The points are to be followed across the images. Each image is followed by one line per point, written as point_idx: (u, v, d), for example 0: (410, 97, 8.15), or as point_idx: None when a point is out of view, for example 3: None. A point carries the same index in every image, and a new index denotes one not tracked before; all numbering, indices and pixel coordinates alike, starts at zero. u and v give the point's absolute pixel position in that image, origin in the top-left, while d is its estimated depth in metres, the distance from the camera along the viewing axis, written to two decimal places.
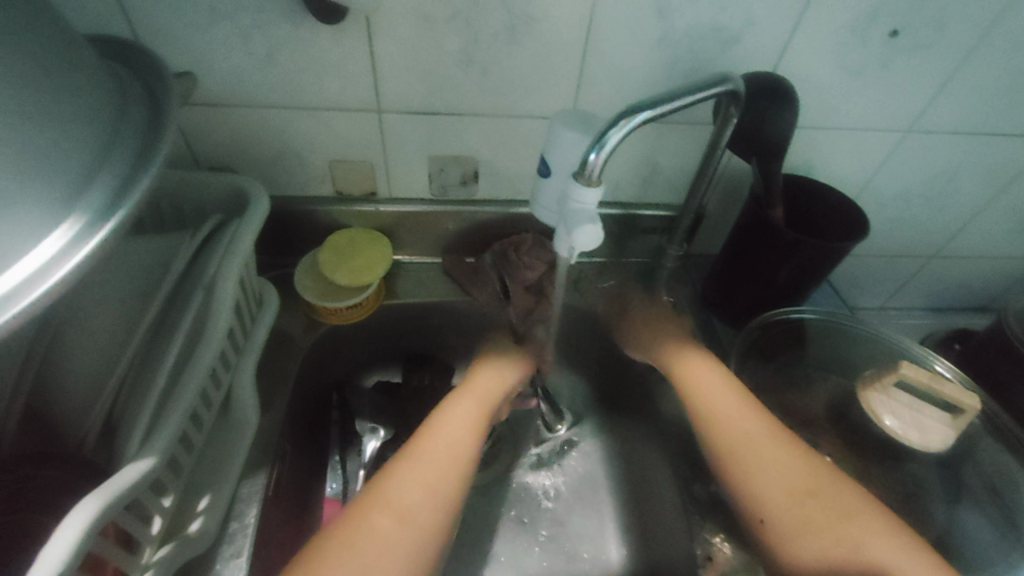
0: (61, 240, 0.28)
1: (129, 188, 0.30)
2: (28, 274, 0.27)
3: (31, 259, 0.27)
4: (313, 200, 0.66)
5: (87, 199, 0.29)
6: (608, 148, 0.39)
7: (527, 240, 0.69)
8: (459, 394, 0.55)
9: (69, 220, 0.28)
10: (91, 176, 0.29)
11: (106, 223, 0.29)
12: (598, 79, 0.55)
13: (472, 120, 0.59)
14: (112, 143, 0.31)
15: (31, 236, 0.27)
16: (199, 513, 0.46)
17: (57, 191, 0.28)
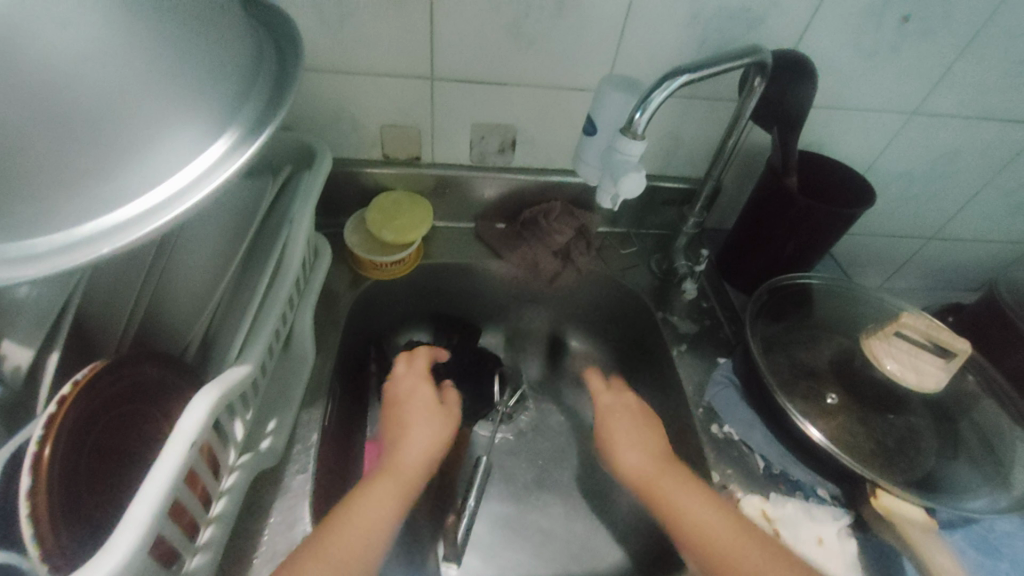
0: (219, 151, 0.32)
1: (268, 117, 0.34)
2: (194, 177, 0.31)
3: (195, 165, 0.31)
4: (362, 162, 0.71)
5: (236, 119, 0.33)
6: (652, 107, 0.44)
7: (557, 207, 0.75)
8: (423, 413, 0.59)
9: (224, 136, 0.33)
10: (240, 103, 0.34)
11: (254, 141, 0.33)
12: (634, 55, 0.61)
13: (517, 90, 0.64)
14: (253, 79, 0.35)
15: (198, 146, 0.32)
16: (269, 433, 0.51)
17: (215, 110, 0.32)
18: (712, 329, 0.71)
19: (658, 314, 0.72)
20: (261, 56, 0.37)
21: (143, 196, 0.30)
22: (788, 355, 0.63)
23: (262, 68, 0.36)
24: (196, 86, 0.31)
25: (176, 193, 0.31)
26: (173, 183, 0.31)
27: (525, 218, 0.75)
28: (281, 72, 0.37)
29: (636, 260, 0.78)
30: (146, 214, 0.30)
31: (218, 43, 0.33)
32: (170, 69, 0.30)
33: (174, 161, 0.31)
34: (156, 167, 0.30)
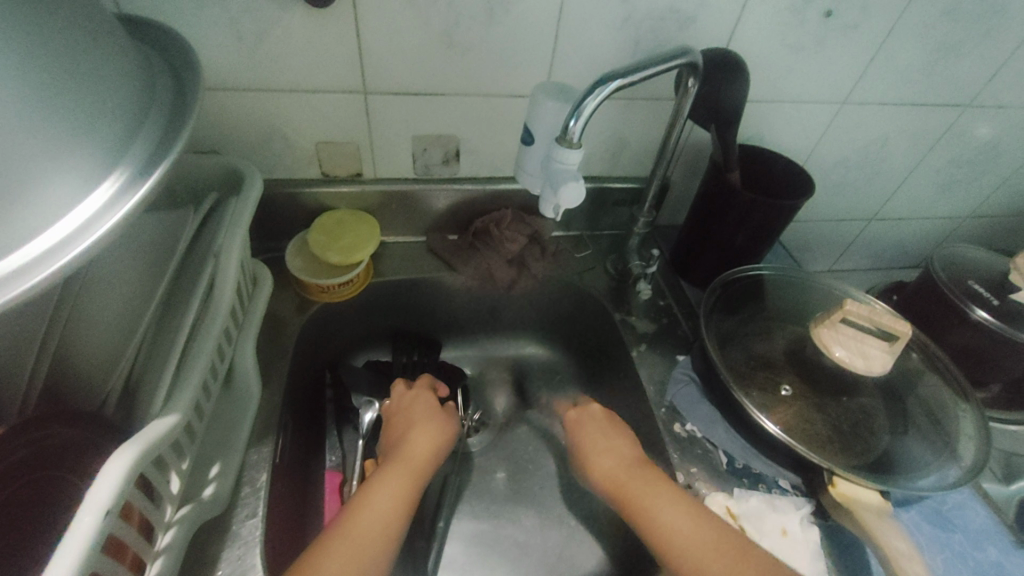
0: (107, 194, 0.30)
1: (162, 152, 0.33)
2: (78, 224, 0.29)
3: (79, 212, 0.29)
4: (300, 182, 0.68)
5: (124, 160, 0.31)
6: (585, 114, 0.44)
7: (508, 215, 0.73)
8: (427, 413, 0.62)
9: (109, 177, 0.30)
10: (127, 142, 0.32)
11: (147, 178, 0.31)
12: (570, 58, 0.60)
13: (455, 100, 0.63)
14: (143, 113, 0.33)
15: (78, 192, 0.29)
16: (212, 479, 0.48)
17: (98, 151, 0.30)
18: (670, 327, 0.71)
19: (616, 315, 0.72)
20: (152, 92, 0.35)
21: (17, 250, 0.27)
22: (743, 348, 0.63)
23: (152, 104, 0.34)
24: (72, 126, 0.29)
25: (58, 243, 0.28)
26: (54, 233, 0.28)
27: (476, 228, 0.74)
28: (177, 109, 0.35)
29: (592, 262, 0.78)
30: (22, 270, 0.27)
31: (97, 80, 0.30)
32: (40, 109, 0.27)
33: (54, 208, 0.28)
34: (32, 216, 0.27)
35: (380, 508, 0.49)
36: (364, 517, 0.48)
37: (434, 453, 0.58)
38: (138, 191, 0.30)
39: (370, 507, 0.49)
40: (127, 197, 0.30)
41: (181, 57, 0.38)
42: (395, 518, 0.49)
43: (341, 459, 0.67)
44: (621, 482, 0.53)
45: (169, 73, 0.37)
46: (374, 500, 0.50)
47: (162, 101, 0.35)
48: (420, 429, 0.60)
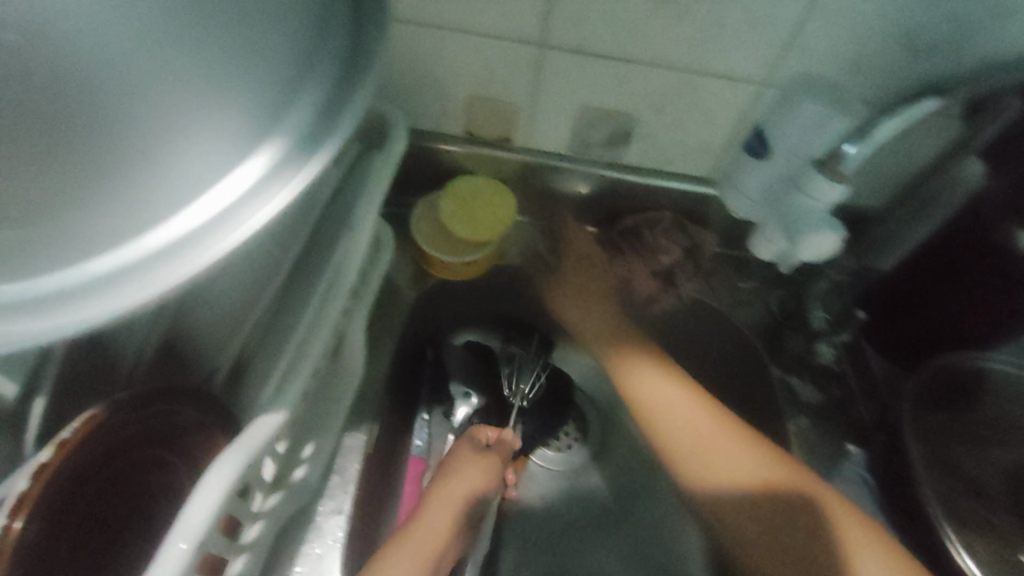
0: (262, 166, 0.25)
1: (332, 120, 0.26)
2: (220, 210, 0.24)
3: (237, 180, 0.25)
4: (441, 137, 0.59)
5: (292, 131, 0.26)
6: (867, 142, 0.37)
7: (666, 219, 0.61)
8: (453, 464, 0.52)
9: (265, 148, 0.25)
10: (289, 93, 0.26)
11: (308, 159, 0.26)
12: (822, 39, 0.44)
13: (644, 71, 0.49)
14: (308, 63, 0.27)
15: (235, 159, 0.25)
16: (306, 460, 0.44)
17: (256, 109, 0.25)
18: (843, 403, 0.58)
19: (773, 371, 0.59)
20: (291, 37, 0.26)
21: (173, 220, 0.24)
22: (946, 461, 0.48)
23: (317, 70, 0.27)
24: (223, 92, 0.24)
25: (201, 227, 0.24)
26: (206, 206, 0.24)
27: (624, 228, 0.63)
28: (342, 82, 0.27)
29: (753, 294, 0.63)
30: (153, 258, 0.24)
31: (257, 50, 0.25)
32: (220, 73, 0.24)
33: (208, 178, 0.25)
34: (184, 191, 0.24)
35: None
36: None
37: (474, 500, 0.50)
38: (304, 178, 0.25)
39: None
40: (293, 192, 0.25)
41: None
42: None
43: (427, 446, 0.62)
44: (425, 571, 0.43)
45: (348, 32, 0.28)
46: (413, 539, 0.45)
47: (330, 65, 0.27)
48: (456, 477, 0.50)
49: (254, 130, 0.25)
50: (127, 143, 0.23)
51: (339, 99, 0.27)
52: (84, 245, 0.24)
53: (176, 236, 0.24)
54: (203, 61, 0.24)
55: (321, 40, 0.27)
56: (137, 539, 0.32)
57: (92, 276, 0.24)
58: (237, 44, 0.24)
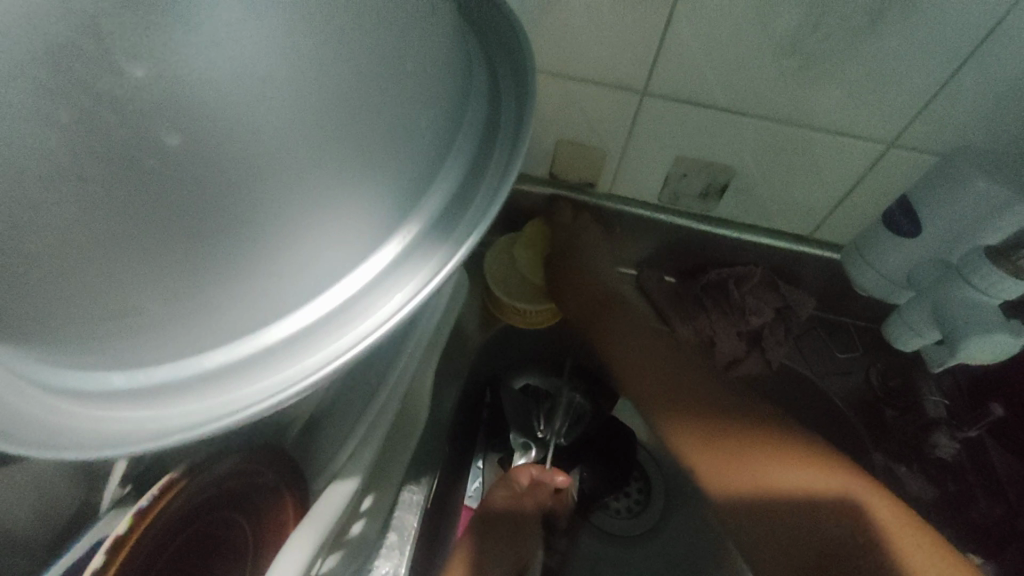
0: (389, 260, 0.23)
1: (469, 204, 0.24)
2: (337, 305, 0.22)
3: (361, 274, 0.23)
4: (522, 177, 0.57)
5: (425, 218, 0.23)
6: None
7: (757, 276, 0.56)
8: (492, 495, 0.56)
9: (396, 237, 0.23)
10: (434, 167, 0.23)
11: (440, 256, 0.23)
12: (961, 101, 0.40)
13: (754, 124, 0.46)
14: (454, 129, 0.23)
15: (364, 249, 0.22)
16: (363, 515, 0.41)
17: (395, 189, 0.21)
18: (960, 501, 0.50)
19: (875, 455, 0.53)
20: (432, 101, 0.22)
21: (291, 316, 0.22)
22: None
23: (454, 144, 0.23)
24: (358, 172, 0.20)
25: (321, 323, 0.22)
26: (327, 301, 0.22)
27: (709, 281, 0.58)
28: (477, 161, 0.24)
29: (849, 365, 0.58)
30: (268, 354, 0.22)
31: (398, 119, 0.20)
32: (355, 146, 0.20)
33: (333, 270, 0.22)
34: (304, 284, 0.21)
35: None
36: None
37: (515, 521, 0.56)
38: (433, 277, 0.23)
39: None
40: (422, 293, 0.23)
41: (511, 58, 0.25)
42: None
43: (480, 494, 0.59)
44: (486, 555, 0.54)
45: (486, 98, 0.25)
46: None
47: (466, 141, 0.24)
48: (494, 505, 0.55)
49: (387, 218, 0.22)
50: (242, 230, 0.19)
51: (474, 181, 0.24)
52: (189, 343, 0.20)
53: (291, 332, 0.22)
54: (334, 131, 0.19)
55: (465, 104, 0.23)
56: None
57: (203, 370, 0.21)
58: (379, 115, 0.20)
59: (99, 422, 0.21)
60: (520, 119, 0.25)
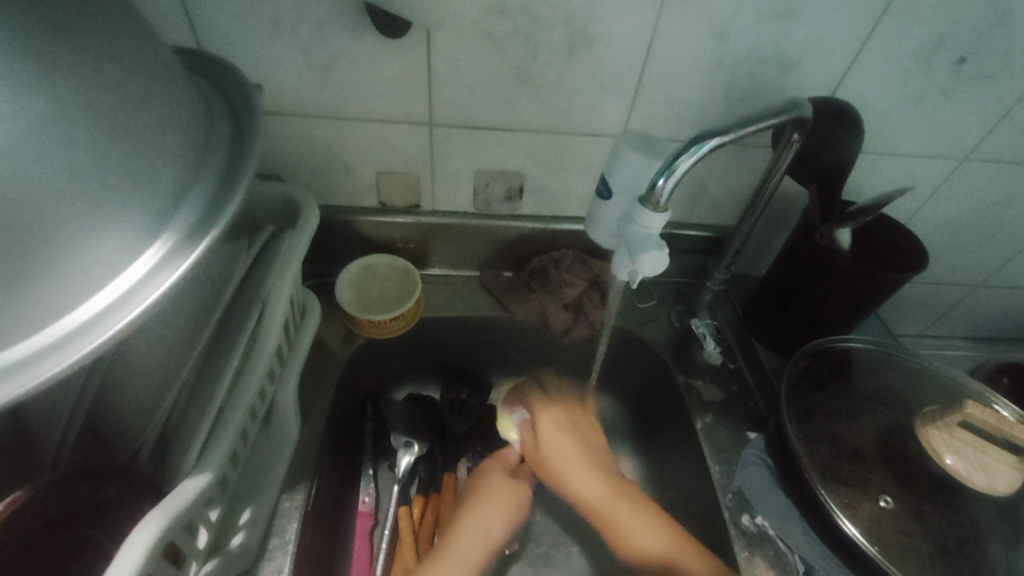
0: (154, 257, 0.28)
1: (220, 205, 0.30)
2: (112, 299, 0.26)
3: (131, 271, 0.27)
4: (356, 210, 0.65)
5: (183, 223, 0.29)
6: (678, 173, 0.39)
7: (568, 256, 0.68)
8: (500, 482, 0.61)
9: (161, 240, 0.28)
10: (186, 187, 0.29)
11: (196, 244, 0.28)
12: (652, 98, 0.54)
13: (520, 135, 0.58)
14: (200, 160, 0.31)
15: (128, 254, 0.27)
16: (242, 526, 0.45)
17: (150, 205, 0.28)
18: (742, 396, 0.64)
19: (679, 377, 0.66)
20: (177, 141, 0.30)
21: (73, 311, 0.26)
22: (826, 432, 0.56)
23: (202, 172, 0.31)
24: (109, 195, 0.26)
25: (98, 313, 0.26)
26: (106, 296, 0.26)
27: (533, 268, 0.69)
28: (225, 179, 0.31)
29: (655, 312, 0.72)
30: (52, 347, 0.25)
31: (133, 147, 0.27)
32: (109, 176, 0.26)
33: (103, 270, 0.27)
34: (77, 282, 0.26)
35: (460, 562, 0.52)
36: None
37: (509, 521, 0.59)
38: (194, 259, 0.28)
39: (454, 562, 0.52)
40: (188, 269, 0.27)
41: (251, 116, 0.35)
42: None
43: (373, 500, 0.64)
44: (487, 534, 0.56)
45: (229, 142, 0.33)
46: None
47: (213, 166, 0.31)
48: (493, 496, 0.59)
49: (148, 224, 0.28)
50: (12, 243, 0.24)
51: (224, 191, 0.30)
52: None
53: (73, 327, 0.26)
54: (84, 166, 0.26)
55: (206, 145, 0.31)
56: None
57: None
58: (113, 145, 0.26)
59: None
60: (255, 145, 0.33)
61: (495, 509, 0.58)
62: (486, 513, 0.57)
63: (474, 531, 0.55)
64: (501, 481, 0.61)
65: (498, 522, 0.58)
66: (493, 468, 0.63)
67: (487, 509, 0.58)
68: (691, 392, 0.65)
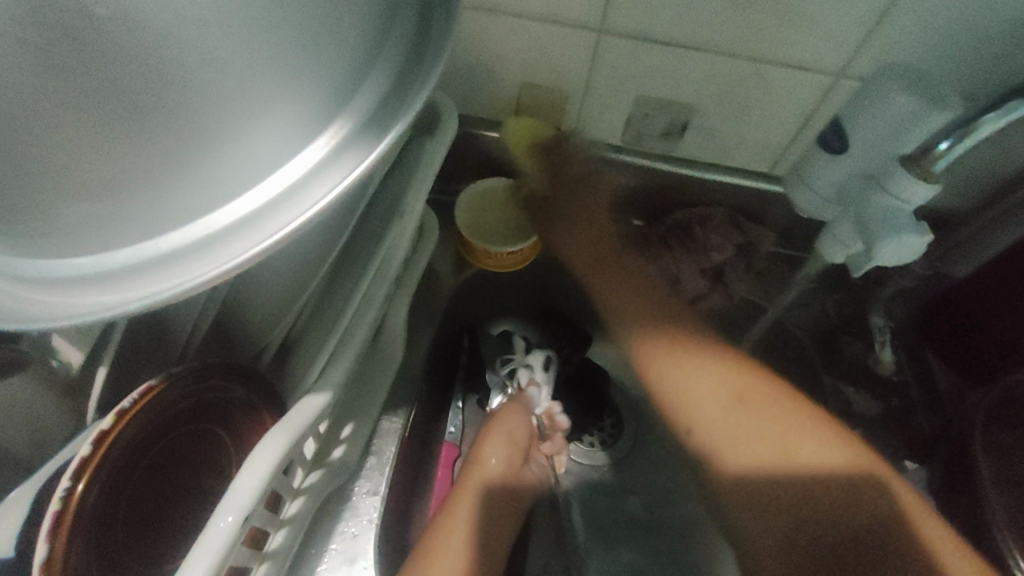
0: (321, 154, 0.23)
1: (402, 96, 0.25)
2: (268, 198, 0.23)
3: (293, 168, 0.23)
4: (491, 124, 0.58)
5: (358, 113, 0.24)
6: (978, 137, 0.28)
7: (718, 215, 0.57)
8: (501, 421, 0.56)
9: (330, 132, 0.23)
10: (370, 65, 0.24)
11: (369, 145, 0.24)
12: (905, 26, 0.41)
13: (708, 59, 0.47)
14: (389, 33, 0.25)
15: (294, 146, 0.23)
16: (344, 441, 0.44)
17: (329, 84, 0.23)
18: (903, 414, 0.55)
19: (825, 376, 0.58)
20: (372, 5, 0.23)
21: (228, 204, 0.23)
22: (1013, 484, 0.46)
23: (389, 51, 0.25)
24: (288, 71, 0.21)
25: (254, 213, 0.23)
26: (262, 193, 0.23)
27: (673, 222, 0.59)
28: (406, 71, 0.25)
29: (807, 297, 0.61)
30: (201, 245, 0.23)
31: (323, 13, 0.22)
32: (292, 40, 0.21)
33: (264, 161, 0.22)
34: (238, 172, 0.22)
35: (466, 523, 0.50)
36: (443, 555, 0.47)
37: (517, 472, 0.56)
38: (366, 163, 0.23)
39: (456, 523, 0.50)
40: (360, 177, 0.23)
41: None
42: (469, 558, 0.48)
43: (460, 432, 0.62)
44: (495, 480, 0.54)
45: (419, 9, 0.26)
46: (441, 556, 0.47)
47: (395, 49, 0.25)
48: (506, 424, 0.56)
49: (324, 108, 0.23)
50: (177, 120, 0.20)
51: (411, 81, 0.25)
52: (129, 226, 0.22)
53: (228, 225, 0.23)
54: (266, 25, 0.21)
55: (395, 11, 0.25)
56: (179, 509, 0.34)
57: (141, 261, 0.22)
58: (296, 18, 0.21)
59: (35, 306, 0.23)
60: (450, 22, 0.26)
61: (503, 448, 0.54)
62: (496, 457, 0.54)
63: (471, 486, 0.53)
64: (508, 414, 0.57)
65: (504, 471, 0.54)
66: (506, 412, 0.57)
67: (488, 455, 0.54)
68: (833, 395, 0.57)
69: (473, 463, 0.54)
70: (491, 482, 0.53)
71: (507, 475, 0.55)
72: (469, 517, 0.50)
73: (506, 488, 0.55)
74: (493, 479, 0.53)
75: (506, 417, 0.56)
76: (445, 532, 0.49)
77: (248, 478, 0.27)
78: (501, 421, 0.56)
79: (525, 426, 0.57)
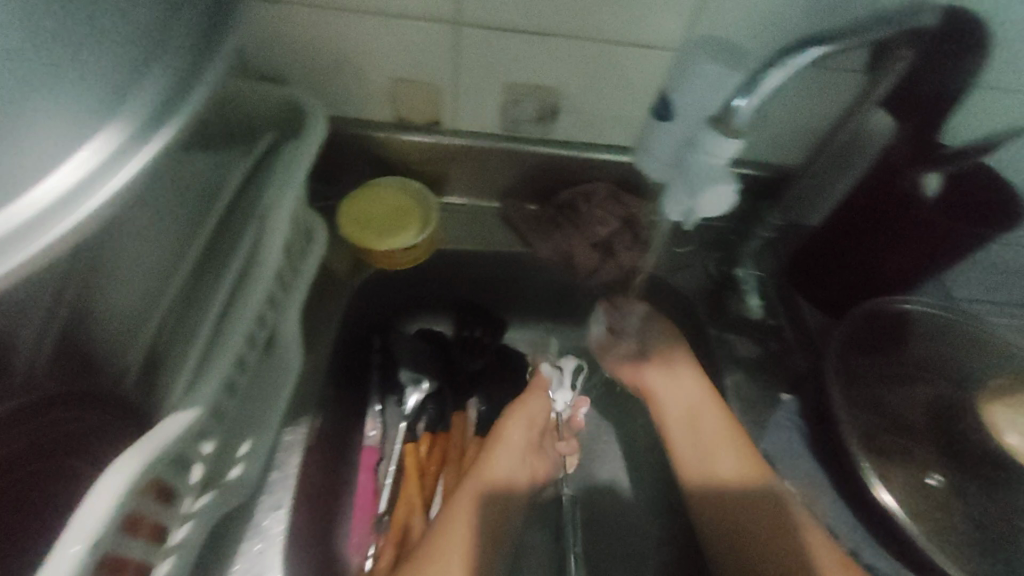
0: (96, 156, 0.23)
1: (182, 93, 0.25)
2: (35, 205, 0.21)
3: (65, 173, 0.22)
4: (370, 124, 0.58)
5: (131, 116, 0.24)
6: (765, 91, 0.31)
7: (601, 190, 0.62)
8: (521, 405, 0.59)
9: (104, 137, 0.23)
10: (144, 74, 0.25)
11: (148, 138, 0.24)
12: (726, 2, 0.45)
13: (562, 44, 0.49)
14: (163, 43, 0.27)
15: (66, 155, 0.23)
16: (240, 459, 0.43)
17: (98, 102, 0.25)
18: (780, 356, 0.59)
19: (712, 329, 0.61)
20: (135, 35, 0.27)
21: None
22: (871, 400, 0.52)
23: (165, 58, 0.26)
24: (56, 103, 0.24)
25: (18, 223, 0.21)
26: (29, 203, 0.21)
27: (562, 201, 0.63)
28: (187, 68, 0.26)
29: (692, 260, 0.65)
30: None
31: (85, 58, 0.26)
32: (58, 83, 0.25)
33: (34, 175, 0.22)
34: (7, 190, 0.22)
35: (470, 508, 0.51)
36: (454, 535, 0.49)
37: (534, 457, 0.58)
38: (147, 154, 0.24)
39: (467, 503, 0.52)
40: (140, 167, 0.23)
41: None
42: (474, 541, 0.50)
43: (379, 435, 0.62)
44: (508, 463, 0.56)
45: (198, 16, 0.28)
46: (448, 537, 0.49)
47: (175, 56, 0.26)
48: (528, 403, 0.59)
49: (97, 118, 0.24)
50: None
51: (191, 78, 0.26)
52: None
53: None
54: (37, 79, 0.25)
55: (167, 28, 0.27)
56: (38, 537, 0.33)
57: None
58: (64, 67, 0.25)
59: None
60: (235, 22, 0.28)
61: (523, 429, 0.57)
62: (516, 435, 0.57)
63: (490, 467, 0.55)
64: (535, 398, 0.60)
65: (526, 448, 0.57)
66: (538, 394, 0.60)
67: (509, 435, 0.57)
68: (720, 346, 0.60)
69: (489, 445, 0.57)
70: (506, 465, 0.55)
71: (523, 456, 0.57)
72: (482, 500, 0.52)
73: (523, 471, 0.57)
74: (507, 461, 0.56)
75: (529, 402, 0.60)
76: (454, 512, 0.51)
77: (99, 494, 0.26)
78: (522, 405, 0.59)
79: (542, 405, 0.60)
